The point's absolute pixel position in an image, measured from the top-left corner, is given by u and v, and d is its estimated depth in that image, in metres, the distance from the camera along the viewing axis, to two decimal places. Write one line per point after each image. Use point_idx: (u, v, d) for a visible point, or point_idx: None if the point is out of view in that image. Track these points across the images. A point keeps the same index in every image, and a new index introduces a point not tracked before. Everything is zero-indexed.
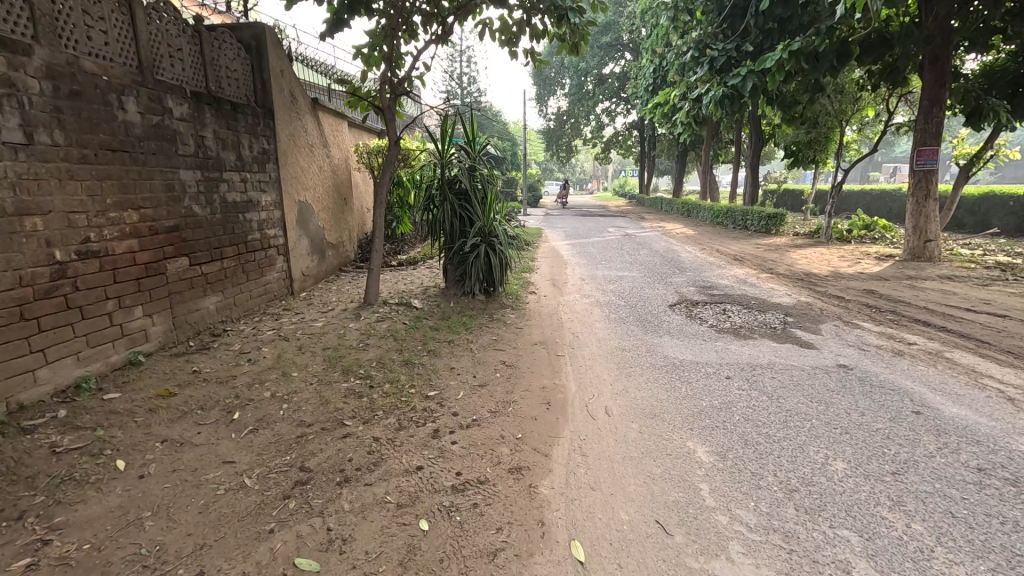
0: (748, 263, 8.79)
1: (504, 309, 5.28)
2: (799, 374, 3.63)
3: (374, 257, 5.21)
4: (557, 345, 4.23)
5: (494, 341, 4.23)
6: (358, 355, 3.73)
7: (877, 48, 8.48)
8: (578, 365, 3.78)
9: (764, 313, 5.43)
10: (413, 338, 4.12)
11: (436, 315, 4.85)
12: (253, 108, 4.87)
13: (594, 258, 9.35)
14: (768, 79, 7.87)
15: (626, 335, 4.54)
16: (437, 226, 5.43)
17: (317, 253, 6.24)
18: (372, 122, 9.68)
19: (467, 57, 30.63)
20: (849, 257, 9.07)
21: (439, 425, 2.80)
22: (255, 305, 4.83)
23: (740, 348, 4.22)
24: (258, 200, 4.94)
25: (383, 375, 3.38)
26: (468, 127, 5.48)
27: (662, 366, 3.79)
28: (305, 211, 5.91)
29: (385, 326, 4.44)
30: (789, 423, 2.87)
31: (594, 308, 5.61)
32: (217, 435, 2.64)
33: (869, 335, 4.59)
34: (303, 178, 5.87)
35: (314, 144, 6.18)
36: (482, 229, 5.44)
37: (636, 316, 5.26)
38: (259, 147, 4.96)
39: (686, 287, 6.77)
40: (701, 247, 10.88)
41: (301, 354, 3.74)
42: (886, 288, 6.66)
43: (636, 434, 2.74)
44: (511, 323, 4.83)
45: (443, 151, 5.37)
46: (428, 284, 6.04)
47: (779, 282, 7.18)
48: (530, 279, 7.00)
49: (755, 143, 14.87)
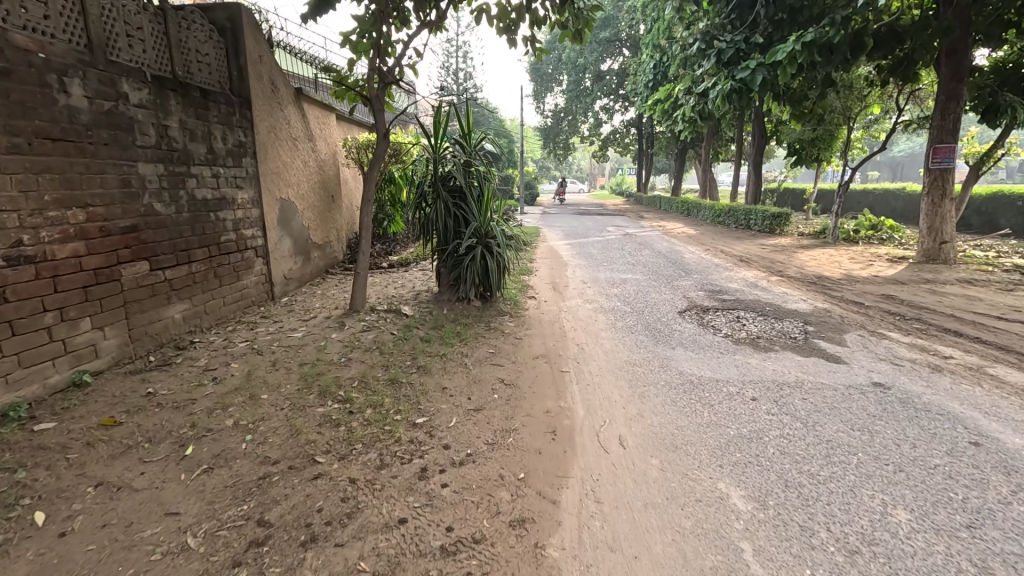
0: (756, 265, 8.40)
1: (501, 317, 4.88)
2: (832, 395, 3.25)
3: (361, 259, 4.79)
4: (561, 359, 3.84)
5: (491, 354, 3.83)
6: (339, 373, 3.32)
7: (889, 41, 8.13)
8: (586, 384, 3.38)
9: (781, 321, 5.05)
10: (402, 352, 3.71)
11: (428, 325, 4.44)
12: (227, 97, 4.44)
13: (595, 259, 8.95)
14: (779, 72, 7.49)
15: (635, 347, 4.15)
16: (429, 226, 5.02)
17: (301, 254, 5.82)
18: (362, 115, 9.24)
19: (463, 52, 30.14)
20: (860, 259, 8.73)
21: (427, 462, 2.40)
22: (229, 312, 4.40)
23: (761, 362, 3.83)
24: (234, 197, 4.51)
25: (365, 398, 2.97)
26: (464, 119, 5.08)
27: (679, 385, 3.40)
28: (288, 208, 5.49)
29: (371, 338, 4.02)
30: (834, 459, 2.48)
31: (599, 315, 5.21)
32: (163, 476, 2.23)
33: (898, 348, 4.22)
34: (286, 173, 5.46)
35: (298, 137, 5.74)
36: (478, 229, 5.03)
37: (645, 325, 4.85)
38: (235, 139, 4.53)
39: (694, 291, 6.37)
40: (705, 247, 10.52)
41: (274, 371, 3.32)
42: (905, 293, 6.30)
43: (657, 474, 2.35)
44: (509, 333, 4.42)
45: (436, 145, 4.97)
46: (420, 288, 5.63)
47: (791, 286, 6.81)
48: (529, 281, 6.60)
49: (758, 141, 14.53)
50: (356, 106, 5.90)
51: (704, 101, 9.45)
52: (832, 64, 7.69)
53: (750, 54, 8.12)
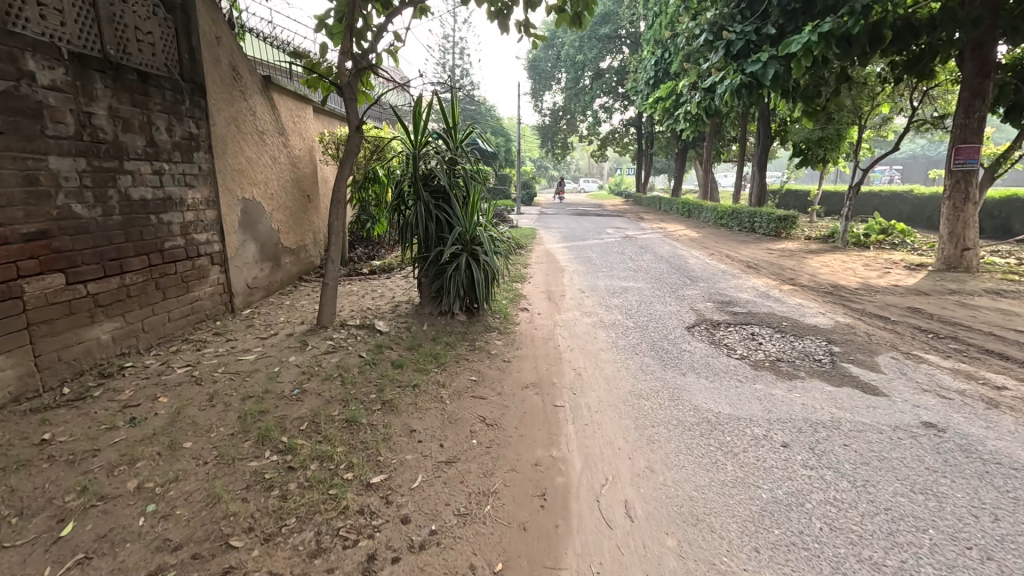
0: (765, 272, 7.86)
1: (488, 335, 4.32)
2: (879, 440, 2.71)
3: (331, 268, 4.23)
4: (554, 390, 3.29)
5: (473, 384, 3.28)
6: (287, 411, 2.76)
7: (906, 35, 7.65)
8: (583, 425, 2.82)
9: (801, 340, 4.52)
10: (367, 382, 3.16)
11: (403, 345, 3.88)
12: (175, 82, 3.88)
13: (594, 263, 8.43)
14: (793, 65, 6.96)
15: (639, 374, 3.60)
16: (409, 231, 4.46)
17: (269, 260, 5.26)
18: (336, 104, 8.64)
19: (461, 48, 29.55)
20: (875, 266, 8.22)
21: (376, 545, 1.85)
22: (175, 329, 3.84)
23: (788, 394, 3.28)
24: (182, 196, 3.95)
25: (310, 447, 2.41)
26: (448, 113, 4.53)
27: (694, 427, 2.84)
28: (253, 209, 4.93)
29: (333, 363, 3.45)
30: (900, 541, 1.93)
31: (598, 331, 4.66)
32: (21, 571, 1.67)
33: (941, 375, 3.69)
34: (252, 169, 4.89)
35: (266, 130, 5.17)
36: (463, 235, 4.47)
37: (650, 343, 4.31)
38: (184, 131, 3.97)
39: (703, 303, 5.83)
40: (710, 251, 9.97)
41: (207, 407, 2.76)
42: (932, 306, 5.76)
43: (675, 563, 1.81)
44: (495, 355, 3.87)
45: (417, 140, 4.41)
46: (401, 299, 5.07)
47: (805, 296, 6.29)
48: (523, 290, 6.07)
49: (763, 140, 13.99)
50: (331, 97, 5.34)
51: (710, 96, 8.93)
52: (849, 58, 7.20)
53: (761, 45, 7.59)
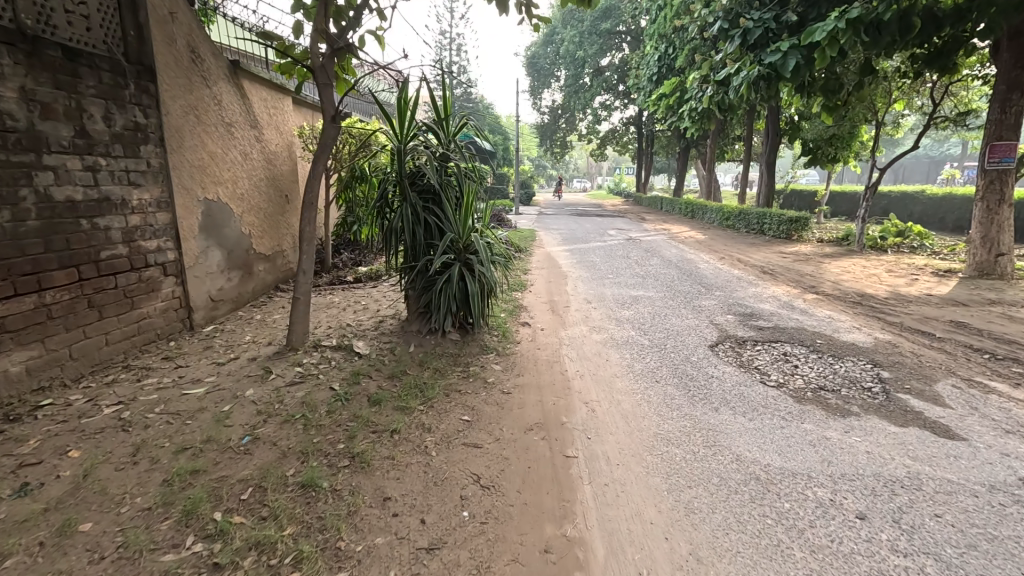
0: (783, 279, 7.32)
1: (484, 358, 3.75)
2: (980, 508, 2.13)
3: (302, 281, 3.64)
4: (564, 433, 2.72)
5: (465, 426, 2.71)
6: (229, 469, 2.18)
7: (931, 26, 7.12)
8: (604, 486, 2.25)
9: (841, 362, 3.97)
10: (335, 425, 2.58)
11: (384, 373, 3.31)
12: (117, 62, 3.29)
13: (598, 269, 7.87)
14: (818, 55, 6.42)
15: (664, 410, 3.03)
16: (393, 237, 3.87)
17: (238, 269, 4.66)
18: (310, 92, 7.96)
19: (457, 46, 28.91)
20: (900, 273, 7.68)
21: None
22: (115, 354, 3.25)
23: (847, 439, 2.72)
24: (126, 196, 3.36)
25: (247, 530, 1.83)
26: (438, 102, 3.94)
27: (741, 488, 2.27)
28: (219, 211, 4.33)
29: (298, 398, 2.87)
30: None
31: (610, 351, 4.10)
32: None
33: (1018, 409, 3.13)
34: (217, 165, 4.30)
35: (234, 121, 4.57)
36: (455, 242, 3.89)
37: (671, 367, 3.74)
38: (128, 120, 3.37)
39: (723, 316, 5.27)
40: (720, 256, 9.43)
41: (127, 466, 2.17)
42: (976, 319, 5.21)
43: None
44: (493, 385, 3.29)
45: (404, 132, 3.82)
46: (386, 314, 4.49)
47: (833, 307, 5.74)
48: (524, 301, 5.51)
49: (771, 138, 13.43)
50: (305, 84, 4.74)
51: (723, 90, 8.33)
52: (876, 47, 6.56)
53: (780, 34, 7.00)
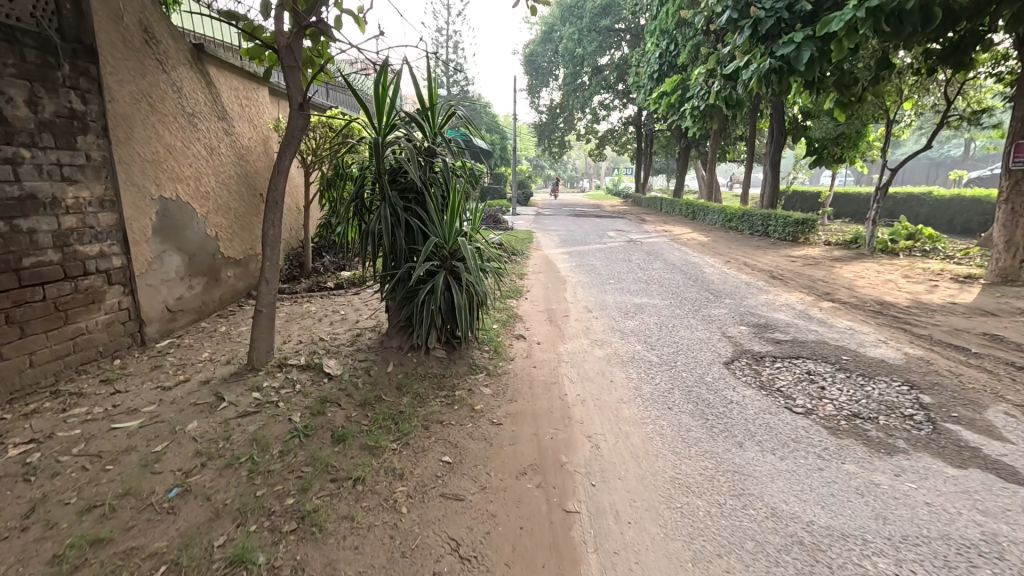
0: (794, 285, 6.90)
1: (472, 380, 3.30)
2: None
3: (264, 292, 3.19)
4: (564, 478, 2.28)
5: (446, 470, 2.27)
6: (141, 538, 1.74)
7: (948, 21, 6.89)
8: (613, 558, 1.80)
9: (874, 384, 3.54)
10: (287, 473, 2.13)
11: (355, 401, 2.86)
12: (46, 38, 2.85)
13: (599, 273, 7.44)
14: (835, 47, 5.98)
15: (680, 447, 2.60)
16: (370, 242, 3.42)
17: (202, 275, 4.21)
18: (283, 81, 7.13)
19: (454, 42, 28.43)
20: (917, 278, 7.27)
21: None
22: (39, 378, 2.81)
23: (901, 486, 2.28)
24: (56, 194, 2.92)
25: None
26: (421, 90, 3.48)
27: (783, 557, 1.83)
28: (178, 212, 3.89)
29: (249, 433, 2.42)
30: None
31: (614, 369, 3.66)
32: None
33: None
34: (176, 160, 3.86)
35: (196, 111, 4.11)
36: (440, 248, 3.44)
37: (684, 391, 3.30)
38: (58, 106, 2.92)
39: (735, 327, 4.84)
40: (725, 259, 9.01)
41: (11, 534, 1.72)
42: (1010, 331, 4.79)
43: None
44: (481, 414, 2.85)
45: (381, 122, 3.36)
46: (366, 326, 4.05)
47: (852, 317, 5.32)
48: (519, 311, 5.07)
49: (776, 138, 13.03)
50: (272, 72, 4.25)
51: (730, 85, 7.92)
52: (896, 38, 6.14)
53: (793, 25, 6.57)
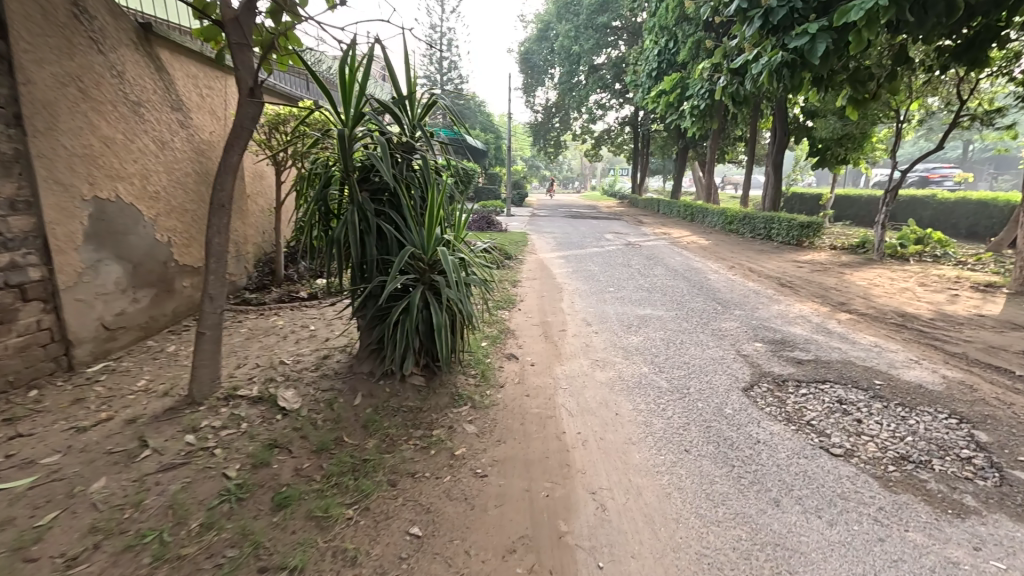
0: (806, 294, 6.46)
1: (453, 415, 2.82)
2: None
3: (208, 311, 2.69)
4: (563, 558, 1.79)
5: (413, 550, 1.78)
6: None
7: (967, 15, 6.43)
8: None
9: (918, 417, 3.07)
10: (203, 560, 1.64)
11: (310, 446, 2.37)
12: None
13: (597, 280, 6.99)
14: (853, 38, 5.53)
15: (705, 508, 2.12)
16: (337, 251, 2.92)
17: (151, 286, 3.70)
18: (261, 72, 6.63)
19: (448, 40, 27.96)
20: (935, 287, 6.84)
21: None
22: None
23: (988, 568, 1.81)
24: None
25: None
26: (399, 75, 2.99)
27: None
28: (119, 215, 3.38)
29: (166, 497, 1.93)
30: None
31: (619, 397, 3.18)
32: None
33: None
34: (115, 155, 3.34)
35: (142, 99, 3.60)
36: (418, 259, 2.96)
37: (701, 427, 2.82)
38: None
39: (750, 344, 4.37)
40: (730, 265, 8.56)
41: None
42: None
43: None
44: (462, 462, 2.36)
45: (350, 111, 2.87)
46: (335, 347, 3.55)
47: (875, 331, 4.88)
48: (512, 325, 4.59)
49: (779, 138, 12.61)
50: (225, 57, 3.71)
51: (737, 81, 7.46)
52: (918, 30, 5.71)
53: (807, 16, 6.10)
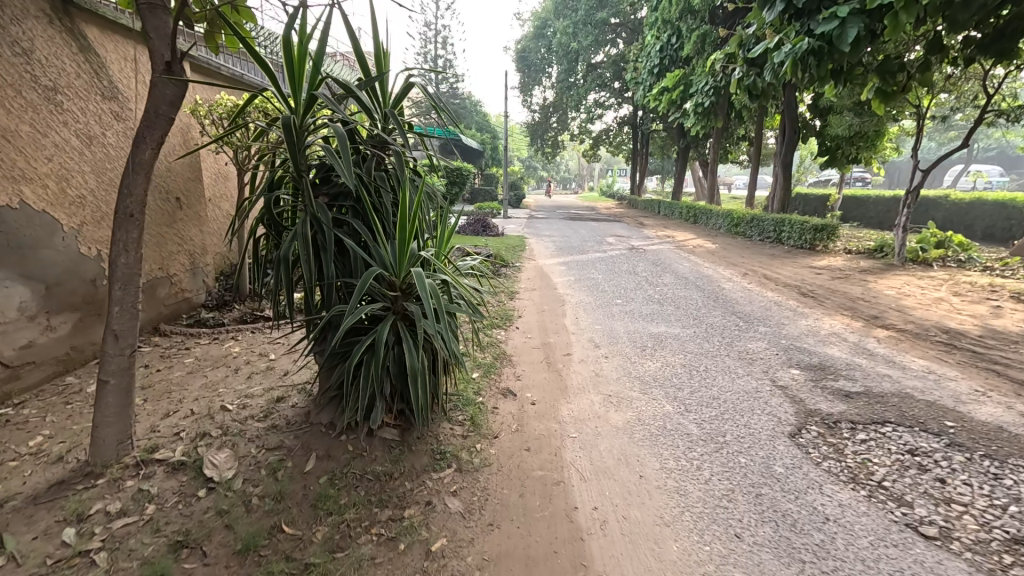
0: (832, 306, 5.85)
1: (433, 483, 2.19)
2: None
3: (111, 353, 2.04)
4: None
5: None
6: None
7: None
8: None
9: (1017, 476, 2.45)
10: None
11: (234, 545, 1.74)
12: None
13: (600, 290, 6.38)
14: (890, 22, 4.94)
15: None
16: (285, 272, 2.29)
17: (74, 310, 3.07)
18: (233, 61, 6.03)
19: (443, 38, 27.42)
20: (972, 296, 6.26)
21: None
22: None
23: None
24: None
25: None
26: (365, 51, 2.38)
27: None
28: (25, 225, 2.75)
29: None
30: None
31: (640, 451, 2.56)
32: None
33: None
34: (17, 152, 2.72)
35: (60, 84, 2.98)
36: (390, 282, 2.33)
37: (751, 497, 2.21)
38: None
39: (785, 371, 3.76)
40: (743, 272, 7.96)
41: None
42: None
43: None
44: (440, 566, 1.73)
45: (301, 94, 2.23)
46: (293, 385, 2.91)
47: (921, 352, 4.28)
48: (508, 349, 3.97)
49: (788, 136, 12.02)
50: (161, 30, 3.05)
51: (754, 72, 6.88)
52: (962, 12, 5.10)
53: None
